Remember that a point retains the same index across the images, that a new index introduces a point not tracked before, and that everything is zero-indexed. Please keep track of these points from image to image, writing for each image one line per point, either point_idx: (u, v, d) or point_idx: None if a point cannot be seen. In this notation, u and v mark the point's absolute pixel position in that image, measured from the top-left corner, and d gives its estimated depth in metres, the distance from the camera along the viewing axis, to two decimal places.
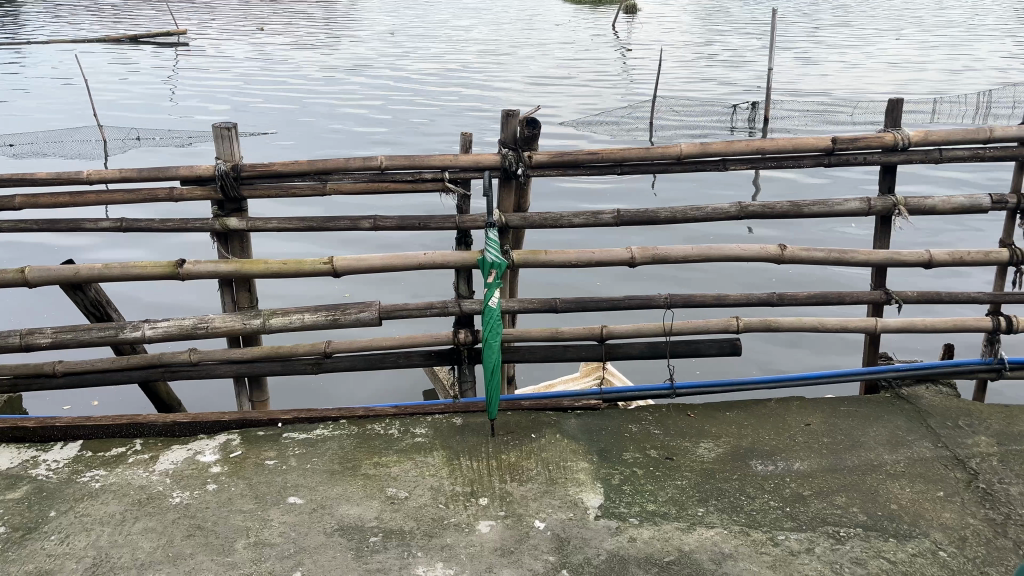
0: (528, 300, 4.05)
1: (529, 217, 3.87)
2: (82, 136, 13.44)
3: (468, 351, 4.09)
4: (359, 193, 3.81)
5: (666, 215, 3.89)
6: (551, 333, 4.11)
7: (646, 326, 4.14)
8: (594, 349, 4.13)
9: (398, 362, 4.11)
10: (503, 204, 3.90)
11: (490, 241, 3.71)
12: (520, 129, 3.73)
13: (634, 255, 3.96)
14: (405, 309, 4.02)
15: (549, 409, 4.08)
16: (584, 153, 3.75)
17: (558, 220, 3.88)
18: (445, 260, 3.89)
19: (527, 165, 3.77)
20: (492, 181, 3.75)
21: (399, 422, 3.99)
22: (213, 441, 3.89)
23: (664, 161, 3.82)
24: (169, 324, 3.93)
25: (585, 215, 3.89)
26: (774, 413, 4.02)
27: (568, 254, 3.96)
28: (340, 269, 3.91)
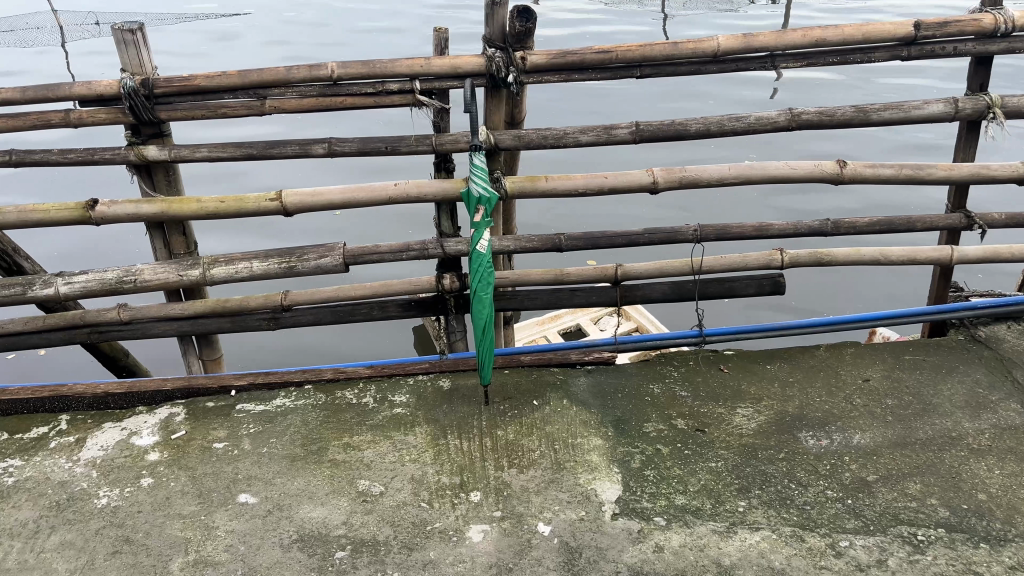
0: (526, 238, 3.33)
1: (524, 135, 3.10)
2: (40, 23, 12.28)
3: (454, 298, 3.41)
4: (308, 111, 3.02)
5: (696, 128, 3.10)
6: (555, 275, 3.41)
7: (670, 263, 3.43)
8: (608, 292, 3.44)
9: (370, 315, 3.44)
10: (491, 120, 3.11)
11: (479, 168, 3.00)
12: (507, 23, 2.91)
13: (656, 178, 3.20)
14: (376, 252, 3.31)
15: (553, 364, 3.43)
16: (594, 50, 2.92)
17: (562, 138, 3.10)
18: (421, 191, 3.16)
19: (519, 70, 2.95)
20: (475, 90, 2.95)
21: (374, 388, 3.34)
22: (152, 417, 3.25)
23: (695, 60, 2.99)
24: (88, 278, 3.23)
25: (595, 128, 3.10)
26: (824, 366, 3.34)
27: (574, 180, 3.21)
28: (291, 207, 3.18)
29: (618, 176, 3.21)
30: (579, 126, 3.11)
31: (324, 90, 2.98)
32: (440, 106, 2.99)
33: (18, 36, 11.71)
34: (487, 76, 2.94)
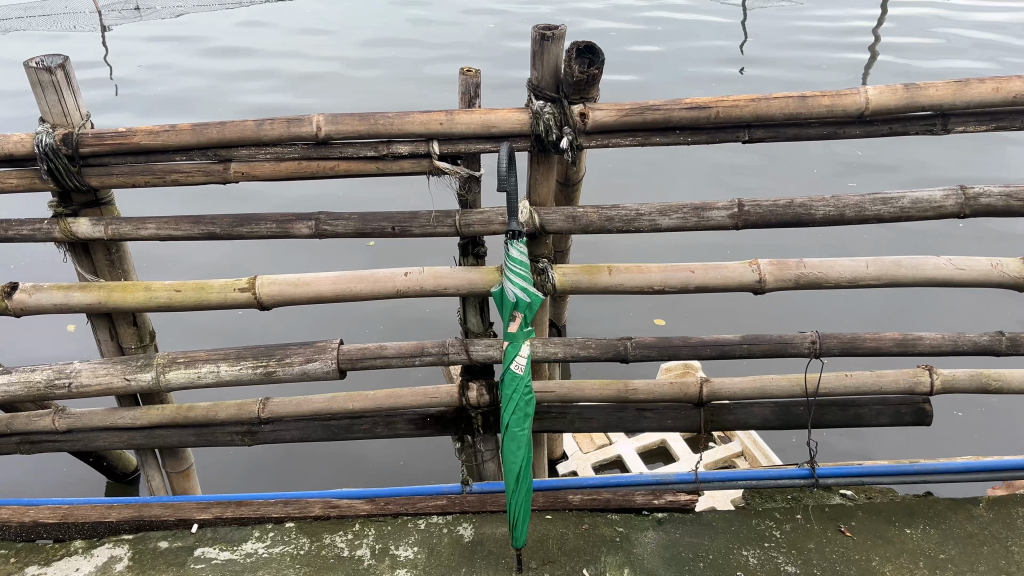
0: (580, 344, 2.49)
1: (582, 215, 2.25)
2: (74, 7, 11.70)
3: (481, 414, 2.59)
4: (288, 178, 2.22)
5: (824, 213, 2.21)
6: (618, 391, 2.56)
7: (774, 380, 2.55)
8: (688, 415, 2.58)
9: (373, 432, 2.64)
10: (535, 191, 2.27)
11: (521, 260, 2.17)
12: (563, 66, 2.06)
13: (762, 274, 2.33)
14: (379, 356, 2.50)
15: (612, 509, 2.59)
16: (685, 105, 2.07)
17: (634, 220, 2.24)
18: (440, 284, 2.36)
19: (578, 129, 2.11)
20: (514, 153, 2.12)
21: (374, 531, 2.56)
22: (88, 562, 2.50)
23: (829, 121, 2.10)
24: (11, 382, 2.48)
25: (681, 207, 2.24)
26: (987, 539, 2.42)
27: (648, 272, 2.35)
28: (268, 299, 2.39)
29: (710, 269, 2.34)
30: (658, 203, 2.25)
31: (309, 152, 2.18)
32: (471, 172, 2.20)
33: (51, 20, 11.14)
34: (534, 138, 2.12)
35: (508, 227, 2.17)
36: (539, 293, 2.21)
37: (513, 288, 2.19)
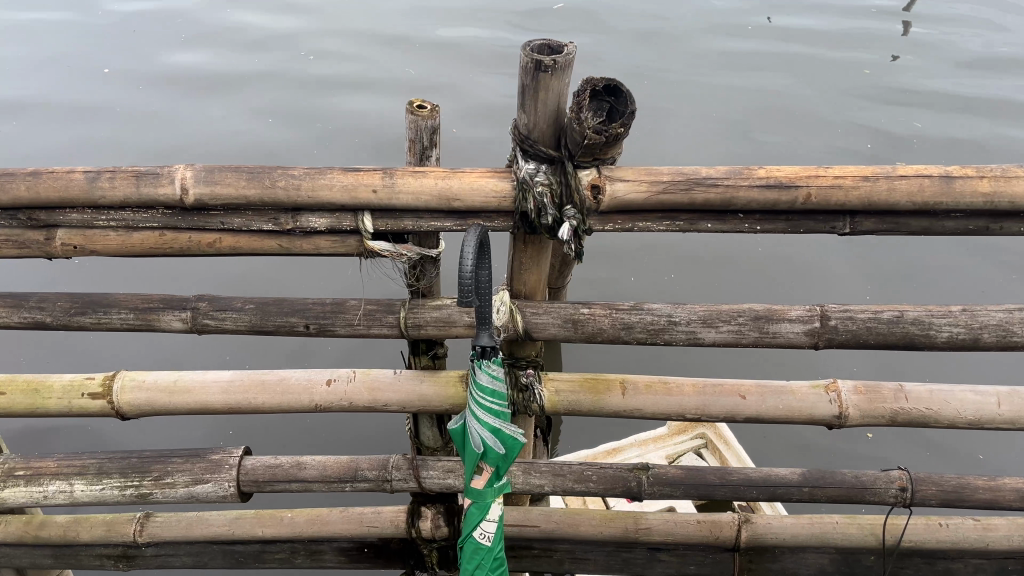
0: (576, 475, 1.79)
1: (586, 322, 1.51)
2: None
3: (437, 549, 1.92)
4: (146, 253, 1.47)
5: (948, 338, 1.48)
6: (625, 529, 1.89)
7: (838, 527, 1.87)
8: (717, 562, 1.91)
9: (292, 563, 1.96)
10: (519, 280, 1.53)
11: (495, 391, 1.47)
12: (568, 111, 1.29)
13: (841, 408, 1.61)
14: (297, 480, 1.80)
15: None
16: (756, 180, 1.32)
17: (663, 333, 1.51)
18: (377, 400, 1.64)
19: (586, 209, 1.35)
20: (483, 238, 1.36)
21: None
22: None
23: (980, 215, 1.36)
24: None
25: (734, 314, 1.51)
26: None
27: (679, 394, 1.63)
28: (131, 410, 1.67)
29: (767, 396, 1.63)
30: (702, 306, 1.52)
31: (175, 221, 1.42)
32: (424, 253, 1.45)
33: None
34: (518, 217, 1.36)
35: (474, 343, 1.43)
36: (521, 435, 1.51)
37: (483, 431, 1.48)
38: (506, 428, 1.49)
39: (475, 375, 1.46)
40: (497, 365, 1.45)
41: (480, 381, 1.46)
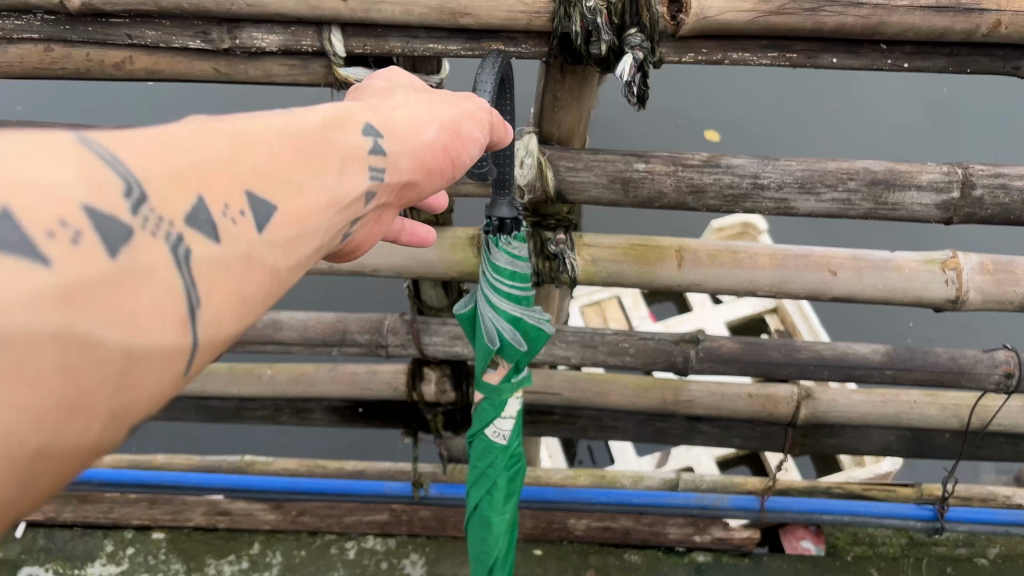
0: (610, 347, 1.47)
1: (642, 182, 1.12)
2: None
3: (442, 413, 1.65)
4: (30, 73, 1.05)
5: None
6: (662, 401, 1.61)
7: (916, 407, 1.58)
8: (763, 435, 1.68)
9: (277, 419, 1.72)
10: (551, 120, 1.12)
11: (515, 274, 1.11)
12: None
13: (962, 292, 1.25)
14: (272, 342, 1.49)
15: (630, 541, 1.81)
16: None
17: (744, 200, 1.12)
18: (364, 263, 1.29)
19: (658, 35, 0.92)
20: (506, 71, 0.93)
21: (285, 556, 1.78)
22: None
23: None
24: None
25: (845, 177, 1.10)
26: None
27: (751, 267, 1.27)
28: None
29: (864, 274, 1.26)
30: (800, 162, 1.12)
31: (62, 32, 0.99)
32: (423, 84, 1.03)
33: None
34: (557, 41, 0.93)
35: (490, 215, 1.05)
36: (546, 324, 1.16)
37: (498, 322, 1.13)
38: (528, 317, 1.14)
39: (488, 255, 1.10)
40: (518, 242, 1.09)
41: (495, 263, 1.09)
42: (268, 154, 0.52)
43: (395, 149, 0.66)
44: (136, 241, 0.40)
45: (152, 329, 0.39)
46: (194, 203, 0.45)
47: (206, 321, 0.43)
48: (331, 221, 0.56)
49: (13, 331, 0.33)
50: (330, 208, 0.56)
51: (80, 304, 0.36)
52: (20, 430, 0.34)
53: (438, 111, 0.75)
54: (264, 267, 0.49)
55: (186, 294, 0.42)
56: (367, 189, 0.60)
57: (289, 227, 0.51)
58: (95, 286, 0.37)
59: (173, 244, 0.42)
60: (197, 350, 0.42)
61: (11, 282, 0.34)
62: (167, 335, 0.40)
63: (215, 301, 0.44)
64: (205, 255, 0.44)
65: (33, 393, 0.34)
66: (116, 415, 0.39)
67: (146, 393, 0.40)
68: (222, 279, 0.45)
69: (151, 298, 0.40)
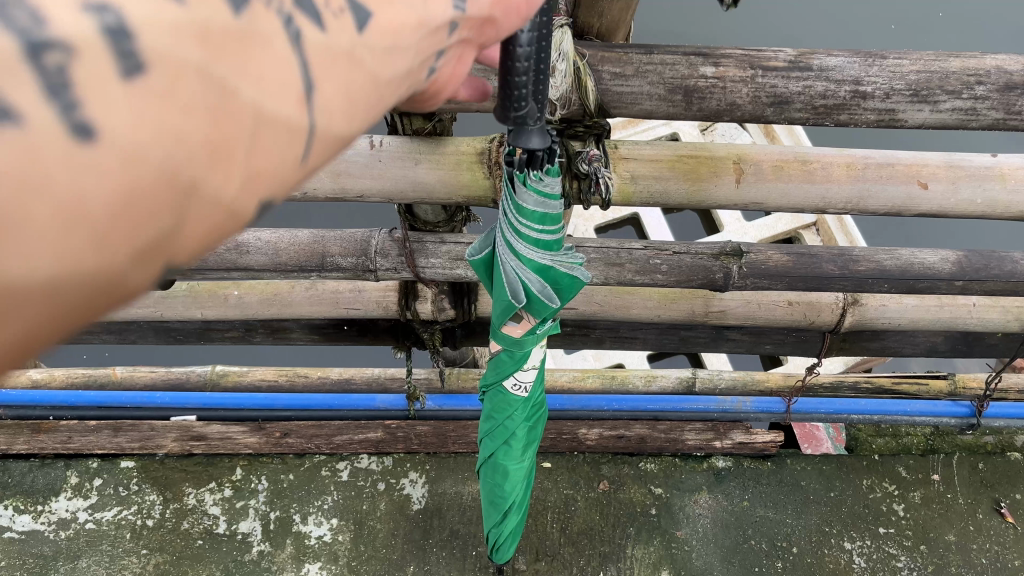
0: (638, 263, 1.25)
1: (710, 89, 0.85)
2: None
3: (440, 329, 1.44)
4: None
5: None
6: (691, 313, 1.41)
7: (972, 313, 1.41)
8: (799, 342, 1.50)
9: (249, 340, 1.51)
10: (593, 8, 0.84)
11: (545, 218, 0.82)
12: None
13: None
14: (237, 268, 1.24)
15: (645, 448, 1.67)
16: None
17: (840, 111, 0.87)
18: (347, 188, 1.02)
19: None
20: None
21: (270, 482, 1.62)
22: None
23: None
24: None
25: (972, 79, 0.85)
26: None
27: (825, 181, 1.03)
28: None
29: (961, 186, 1.03)
30: (915, 59, 0.85)
31: None
32: None
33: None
34: None
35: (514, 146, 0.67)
36: (581, 271, 0.90)
37: (524, 272, 0.87)
38: (558, 265, 0.88)
39: (510, 193, 0.81)
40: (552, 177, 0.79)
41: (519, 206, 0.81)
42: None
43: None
44: (258, 2, 0.33)
45: (283, 92, 0.33)
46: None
47: (327, 107, 0.36)
48: (423, 50, 0.43)
49: (159, 52, 0.29)
50: (420, 31, 0.42)
51: (222, 44, 0.31)
52: (180, 153, 0.29)
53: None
54: (370, 77, 0.39)
55: (308, 68, 0.34)
56: (451, 18, 0.44)
57: (393, 34, 0.40)
58: (231, 31, 0.32)
59: (287, 19, 0.34)
60: (319, 135, 0.36)
61: (150, 6, 0.29)
62: (294, 106, 0.34)
63: (333, 88, 0.36)
64: (320, 40, 0.36)
65: (184, 124, 0.29)
66: (254, 177, 0.33)
67: (276, 173, 0.34)
68: (339, 71, 0.37)
69: (278, 58, 0.33)
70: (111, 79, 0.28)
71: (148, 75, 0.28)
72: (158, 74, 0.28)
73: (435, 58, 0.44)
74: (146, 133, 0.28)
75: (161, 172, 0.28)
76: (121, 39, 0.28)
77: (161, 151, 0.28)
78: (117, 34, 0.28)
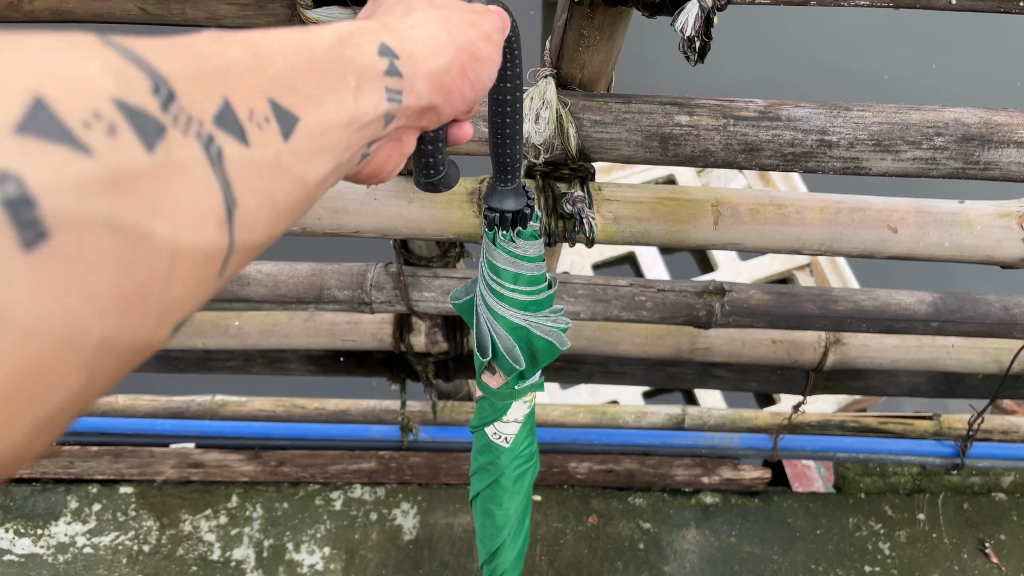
0: (623, 300, 1.30)
1: (684, 136, 0.90)
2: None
3: (433, 362, 1.48)
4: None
5: None
6: (677, 349, 1.45)
7: (951, 354, 1.45)
8: (782, 379, 1.54)
9: (248, 369, 1.55)
10: (573, 61, 0.89)
11: (519, 278, 0.81)
12: None
13: None
14: (238, 299, 1.30)
15: (634, 482, 1.70)
16: None
17: (807, 159, 0.92)
18: (343, 225, 1.07)
19: None
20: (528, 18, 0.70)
21: (266, 509, 1.66)
22: None
23: None
24: None
25: (931, 131, 0.90)
26: None
27: (799, 224, 1.08)
28: None
29: (929, 230, 1.08)
30: (877, 112, 0.91)
31: None
32: None
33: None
34: None
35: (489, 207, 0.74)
36: (559, 337, 0.88)
37: (496, 329, 0.86)
38: (536, 327, 0.87)
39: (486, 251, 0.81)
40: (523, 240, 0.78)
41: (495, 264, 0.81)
42: (286, 59, 0.43)
43: (412, 68, 0.51)
44: (169, 136, 0.35)
45: (197, 224, 0.34)
46: (218, 105, 0.38)
47: (244, 224, 0.37)
48: (349, 145, 0.46)
49: (63, 213, 0.30)
50: (349, 128, 0.45)
51: (127, 191, 0.32)
52: (83, 313, 0.30)
53: (453, 30, 0.56)
54: (291, 182, 0.41)
55: (225, 191, 0.36)
56: (387, 111, 0.48)
57: (317, 137, 0.42)
58: (137, 176, 0.33)
59: (204, 143, 0.36)
60: (236, 253, 0.37)
61: (50, 166, 0.30)
62: (209, 233, 0.35)
63: (253, 205, 0.38)
64: (239, 154, 0.38)
65: (91, 282, 0.30)
66: (165, 318, 0.34)
67: (191, 300, 0.35)
68: (256, 185, 0.39)
69: (190, 190, 0.35)
70: (10, 253, 0.28)
71: (48, 244, 0.29)
72: (62, 239, 0.29)
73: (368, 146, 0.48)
74: (49, 301, 0.29)
75: (65, 336, 0.29)
76: (23, 208, 0.29)
77: (63, 315, 0.29)
78: (20, 203, 0.29)
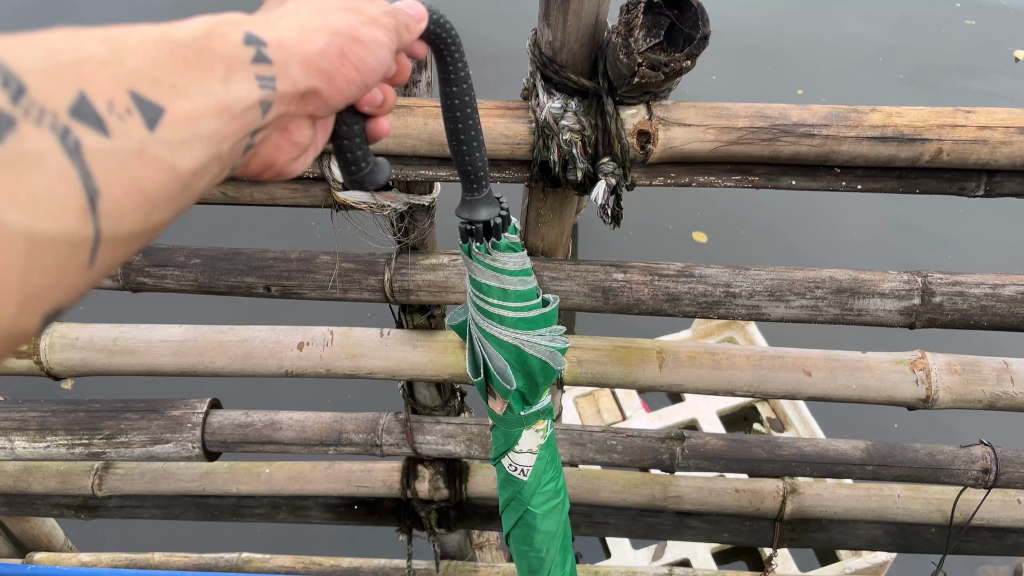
0: (598, 443, 1.52)
1: (620, 288, 1.19)
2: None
3: (436, 509, 1.68)
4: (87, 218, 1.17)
5: None
6: (652, 497, 1.64)
7: (898, 503, 1.61)
8: (751, 530, 1.70)
9: (274, 518, 1.75)
10: (535, 235, 1.21)
11: (507, 294, 0.83)
12: (610, 28, 0.90)
13: (930, 391, 1.31)
14: (271, 442, 1.54)
15: None
16: (867, 129, 0.97)
17: (718, 306, 1.19)
18: (360, 367, 1.34)
19: (631, 160, 1.00)
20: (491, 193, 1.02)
21: None
22: None
23: None
24: None
25: (812, 285, 1.17)
26: None
27: (730, 368, 1.33)
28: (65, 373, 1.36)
29: (838, 374, 1.32)
30: (769, 271, 1.19)
31: None
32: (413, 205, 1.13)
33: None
34: (536, 168, 1.02)
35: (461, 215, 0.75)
36: (557, 357, 0.87)
37: (492, 352, 0.87)
38: (530, 347, 0.86)
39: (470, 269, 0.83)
40: (506, 256, 0.80)
41: (478, 282, 0.82)
42: (146, 55, 0.48)
43: (287, 55, 0.56)
44: (21, 129, 0.40)
45: (54, 215, 0.40)
46: (74, 97, 0.43)
47: (106, 211, 0.43)
48: (222, 133, 0.51)
49: None
50: (223, 113, 0.50)
51: None
52: None
53: (333, 15, 0.60)
54: (160, 169, 0.46)
55: (85, 182, 0.41)
56: (262, 97, 0.54)
57: (182, 126, 0.47)
58: None
59: (58, 134, 0.41)
60: (100, 240, 0.43)
61: None
62: (67, 223, 0.41)
63: (115, 191, 0.43)
64: (97, 143, 0.43)
65: None
66: (24, 304, 0.40)
67: (50, 280, 0.41)
68: (118, 169, 0.44)
69: (48, 182, 0.40)
70: None
71: None
72: None
73: (249, 134, 0.54)
74: None
75: None
76: None
77: None
78: None
